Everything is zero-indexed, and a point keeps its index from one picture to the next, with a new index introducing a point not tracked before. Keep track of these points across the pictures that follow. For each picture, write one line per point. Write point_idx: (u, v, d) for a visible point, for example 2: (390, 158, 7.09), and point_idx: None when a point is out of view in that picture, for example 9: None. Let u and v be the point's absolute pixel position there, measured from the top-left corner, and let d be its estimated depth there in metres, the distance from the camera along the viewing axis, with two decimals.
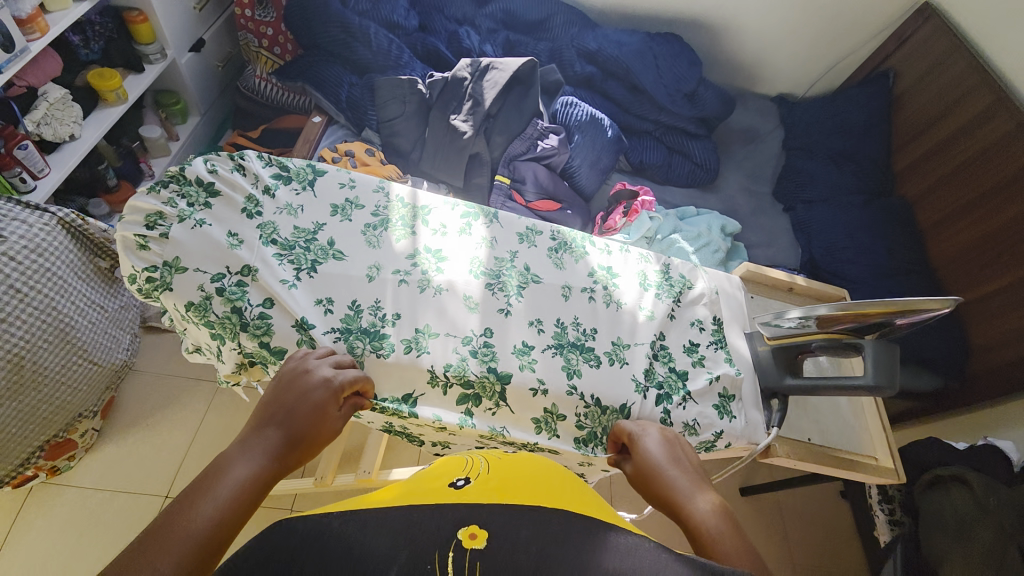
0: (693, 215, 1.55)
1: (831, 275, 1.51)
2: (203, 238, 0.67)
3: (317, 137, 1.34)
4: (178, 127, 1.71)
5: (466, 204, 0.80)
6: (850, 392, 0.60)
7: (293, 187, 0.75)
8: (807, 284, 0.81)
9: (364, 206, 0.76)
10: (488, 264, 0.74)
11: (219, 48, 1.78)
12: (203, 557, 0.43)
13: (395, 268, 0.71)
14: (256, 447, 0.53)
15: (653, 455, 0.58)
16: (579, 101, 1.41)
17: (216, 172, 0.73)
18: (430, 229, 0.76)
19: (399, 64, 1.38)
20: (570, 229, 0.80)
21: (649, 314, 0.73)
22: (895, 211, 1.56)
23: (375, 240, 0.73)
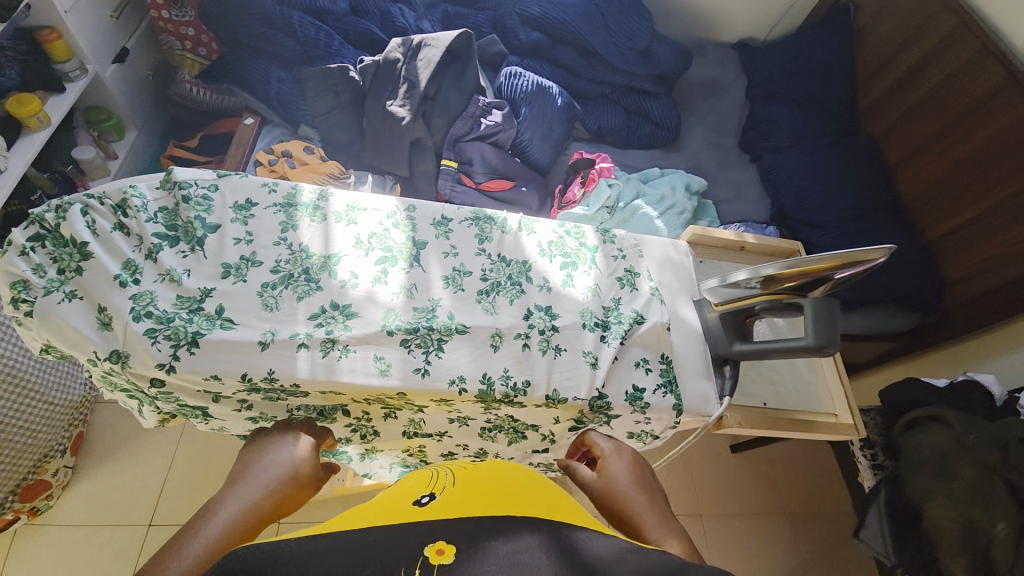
0: (657, 176, 1.50)
1: (802, 224, 1.46)
2: (74, 316, 0.52)
3: (251, 139, 1.27)
4: (115, 143, 1.64)
5: (382, 246, 0.64)
6: (792, 353, 0.57)
7: (181, 248, 0.58)
8: (758, 241, 0.77)
9: (262, 262, 0.59)
10: (408, 317, 0.59)
11: (148, 55, 1.69)
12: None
13: (297, 333, 0.56)
14: (236, 492, 0.51)
15: (614, 476, 0.58)
16: (523, 71, 1.34)
17: (98, 231, 0.56)
18: (340, 281, 0.60)
19: (330, 53, 1.31)
20: (507, 265, 0.66)
21: (593, 360, 0.61)
22: (863, 151, 1.51)
23: (274, 303, 0.57)
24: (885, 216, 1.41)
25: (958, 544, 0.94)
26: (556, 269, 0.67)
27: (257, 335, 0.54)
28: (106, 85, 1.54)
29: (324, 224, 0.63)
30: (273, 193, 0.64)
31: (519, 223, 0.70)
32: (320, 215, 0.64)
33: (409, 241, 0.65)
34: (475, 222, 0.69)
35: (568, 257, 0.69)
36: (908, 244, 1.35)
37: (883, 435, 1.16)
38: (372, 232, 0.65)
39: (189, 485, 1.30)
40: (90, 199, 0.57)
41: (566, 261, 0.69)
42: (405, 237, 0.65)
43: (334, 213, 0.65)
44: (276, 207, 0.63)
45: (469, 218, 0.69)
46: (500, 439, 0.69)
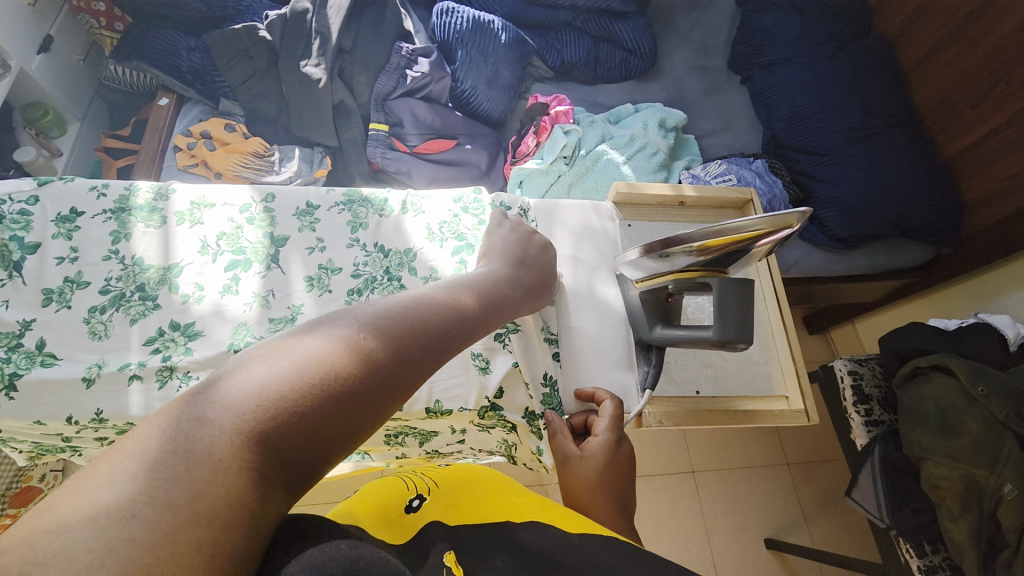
0: (629, 114, 1.32)
1: (797, 152, 1.24)
2: None
3: (169, 122, 1.17)
4: (58, 141, 1.25)
5: (233, 249, 0.55)
6: (699, 343, 0.49)
7: None
8: (700, 194, 0.65)
9: (90, 283, 0.52)
10: (260, 331, 0.51)
11: (75, 33, 1.30)
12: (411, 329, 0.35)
13: (129, 364, 0.49)
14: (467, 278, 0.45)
15: (596, 474, 0.46)
16: (457, 6, 1.15)
17: None
18: (181, 296, 0.52)
19: (239, 11, 1.17)
20: (385, 256, 0.57)
21: (483, 365, 0.50)
22: (869, 57, 1.27)
23: (104, 329, 0.50)
24: (896, 132, 1.20)
25: (961, 506, 0.83)
26: (446, 257, 0.57)
27: (80, 370, 0.47)
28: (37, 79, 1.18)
29: (163, 229, 0.55)
30: (103, 198, 0.56)
31: (402, 205, 0.60)
32: (159, 219, 0.56)
33: (265, 239, 0.56)
34: (347, 207, 0.59)
35: (463, 241, 0.59)
36: (925, 166, 1.15)
37: (882, 386, 1.04)
38: (221, 232, 0.56)
39: None
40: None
41: (459, 244, 0.58)
42: (261, 234, 0.56)
43: (176, 213, 0.56)
44: (106, 214, 0.55)
45: (340, 203, 0.59)
46: (410, 442, 0.60)
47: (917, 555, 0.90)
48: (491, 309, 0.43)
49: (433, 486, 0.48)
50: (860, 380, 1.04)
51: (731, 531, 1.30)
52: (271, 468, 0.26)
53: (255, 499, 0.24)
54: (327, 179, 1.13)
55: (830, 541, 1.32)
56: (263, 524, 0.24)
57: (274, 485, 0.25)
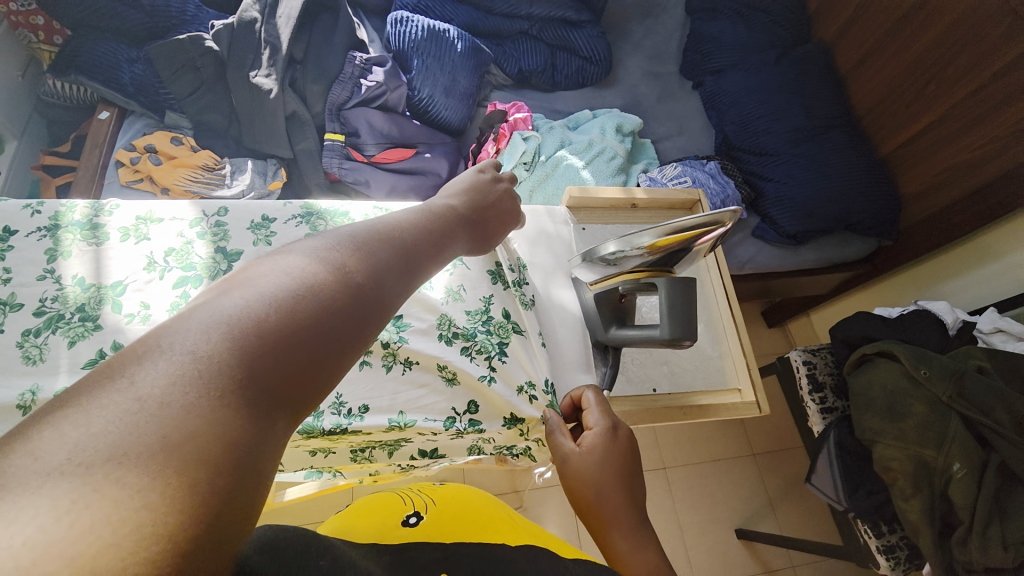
0: (587, 120, 1.35)
1: (747, 153, 1.30)
2: None
3: (110, 136, 1.11)
4: None
5: (182, 264, 0.52)
6: (650, 343, 0.50)
7: None
8: (651, 196, 0.66)
9: (24, 304, 0.48)
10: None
11: (12, 48, 1.23)
12: (374, 259, 0.33)
13: (66, 388, 0.46)
14: (419, 212, 0.43)
15: (594, 467, 0.45)
16: (411, 16, 1.15)
17: None
18: (125, 316, 0.49)
19: (184, 22, 1.13)
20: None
21: (450, 376, 0.51)
22: (807, 62, 1.34)
23: (39, 353, 0.47)
24: (837, 132, 1.26)
25: (912, 485, 0.87)
26: None
27: (13, 396, 0.44)
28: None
29: (104, 246, 0.52)
30: (37, 216, 0.52)
31: (366, 218, 0.59)
32: (100, 235, 0.53)
33: (217, 253, 0.54)
34: (306, 219, 0.57)
35: None
36: (865, 163, 1.22)
37: (834, 374, 1.09)
38: (170, 248, 0.53)
39: None
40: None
41: None
42: (213, 250, 0.54)
43: (119, 229, 0.53)
44: (41, 232, 0.52)
45: (299, 215, 0.57)
46: (379, 455, 0.57)
47: (875, 535, 0.94)
48: (439, 234, 0.43)
49: (432, 503, 0.50)
50: (814, 370, 1.08)
51: (702, 524, 1.33)
52: (259, 399, 0.24)
53: (249, 429, 0.22)
54: (282, 191, 1.10)
55: (797, 528, 1.36)
56: (267, 446, 0.23)
57: (269, 412, 0.24)
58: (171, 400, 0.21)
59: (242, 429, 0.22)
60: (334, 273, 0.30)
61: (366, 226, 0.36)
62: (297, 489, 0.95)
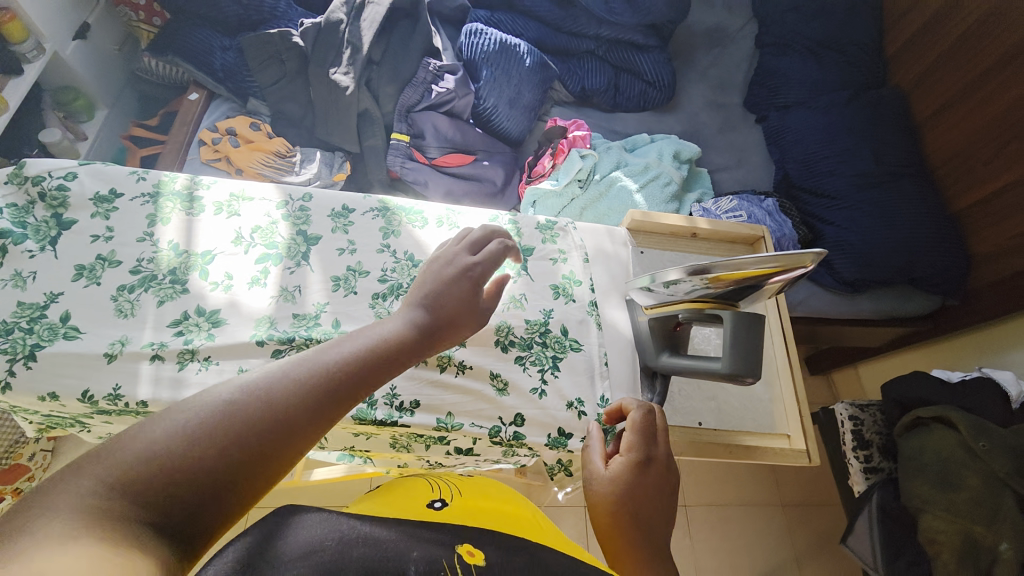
0: (645, 144, 1.35)
1: (808, 193, 1.26)
2: None
3: (197, 116, 1.19)
4: (85, 126, 1.34)
5: (265, 242, 0.56)
6: (707, 375, 0.50)
7: (29, 248, 0.52)
8: (713, 228, 0.66)
9: (122, 262, 0.53)
10: (284, 326, 0.53)
11: (114, 26, 1.40)
12: (337, 378, 0.35)
13: (151, 344, 0.50)
14: (403, 312, 0.43)
15: (621, 496, 0.43)
16: (485, 28, 1.19)
17: None
18: (209, 283, 0.53)
19: (275, 17, 1.20)
20: (415, 265, 0.58)
21: (501, 386, 0.53)
22: (882, 106, 1.30)
23: (131, 307, 0.51)
24: (907, 181, 1.21)
25: (958, 563, 0.81)
26: None
27: (104, 345, 0.49)
28: (68, 63, 1.27)
29: (197, 217, 0.56)
30: (142, 182, 0.57)
31: (437, 218, 0.61)
32: (196, 206, 0.57)
33: (297, 236, 0.57)
34: (381, 213, 0.60)
35: None
36: (934, 216, 1.16)
37: (883, 434, 1.03)
38: (255, 226, 0.57)
39: None
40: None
41: None
42: (294, 232, 0.57)
43: (213, 203, 0.57)
44: (144, 198, 0.56)
45: (375, 209, 0.60)
46: (417, 447, 0.60)
47: None
48: (415, 337, 0.42)
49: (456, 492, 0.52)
50: (861, 427, 1.02)
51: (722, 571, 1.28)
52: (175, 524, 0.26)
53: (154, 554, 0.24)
54: (345, 183, 1.14)
55: None
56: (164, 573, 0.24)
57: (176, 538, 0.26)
58: (92, 522, 0.24)
59: (147, 554, 0.24)
60: (288, 394, 0.32)
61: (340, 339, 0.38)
62: (326, 471, 0.99)
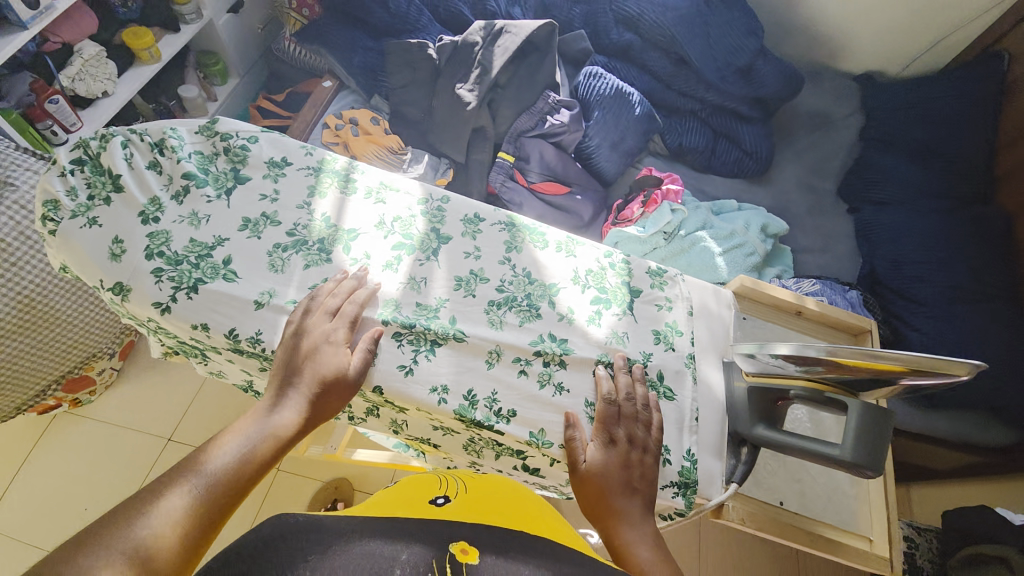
0: (732, 210, 1.35)
1: (893, 294, 1.23)
2: (89, 242, 0.54)
3: (326, 102, 1.30)
4: (218, 88, 1.57)
5: (403, 232, 0.61)
6: (819, 458, 0.49)
7: (206, 192, 0.59)
8: (820, 309, 0.66)
9: (281, 223, 0.59)
10: (407, 312, 0.57)
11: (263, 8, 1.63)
12: (226, 489, 0.44)
13: (292, 301, 0.55)
14: (273, 410, 0.50)
15: (601, 471, 0.50)
16: (605, 73, 1.25)
17: (132, 165, 0.58)
18: (350, 259, 0.59)
19: (416, 28, 1.30)
20: (530, 282, 0.61)
21: (594, 416, 0.55)
22: (994, 223, 1.24)
23: (281, 264, 0.57)
24: (1004, 305, 1.16)
25: None
26: (585, 302, 0.61)
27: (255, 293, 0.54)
28: (218, 33, 1.49)
29: (350, 197, 0.62)
30: (309, 156, 0.64)
31: (556, 243, 0.65)
32: (350, 187, 0.63)
33: (431, 232, 0.62)
34: (507, 228, 0.64)
35: (603, 294, 0.62)
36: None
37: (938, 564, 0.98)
38: (397, 215, 0.62)
39: (209, 415, 1.36)
40: (133, 134, 0.59)
41: (599, 296, 0.62)
42: (429, 228, 0.62)
43: (364, 188, 0.63)
44: (309, 170, 0.62)
45: (503, 223, 0.64)
46: (486, 454, 0.64)
47: None
48: (286, 430, 0.50)
49: (461, 490, 0.59)
50: (913, 550, 0.98)
51: None
52: None
53: None
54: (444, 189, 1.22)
55: None
56: None
57: None
58: None
59: None
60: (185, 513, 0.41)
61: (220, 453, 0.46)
62: (367, 454, 1.03)
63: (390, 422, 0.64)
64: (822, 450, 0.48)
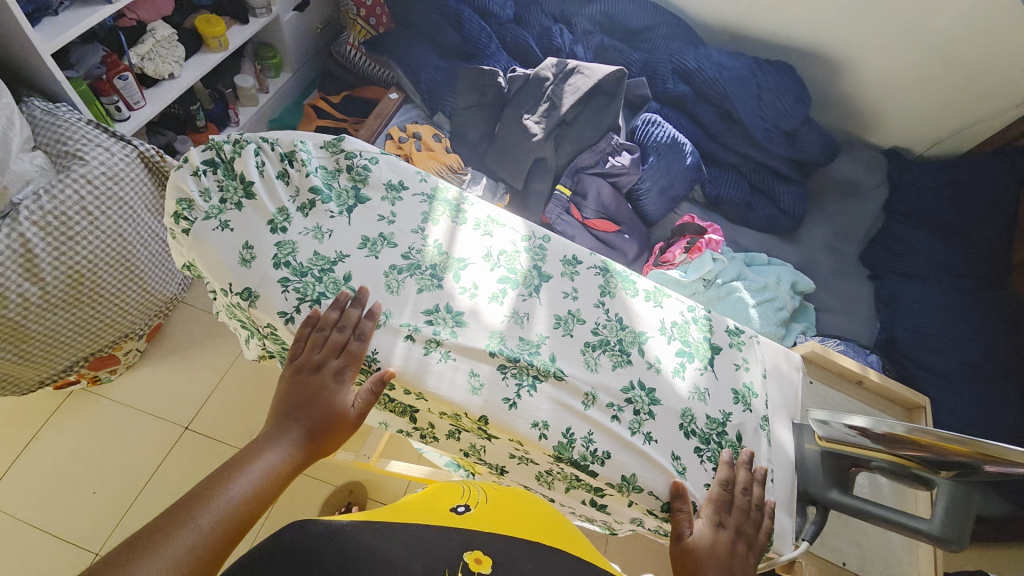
0: (762, 263, 1.40)
1: (909, 363, 1.30)
2: (222, 246, 0.56)
3: (390, 113, 1.33)
4: (270, 81, 1.56)
5: (508, 266, 0.64)
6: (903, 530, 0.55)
7: (330, 208, 0.61)
8: (880, 381, 0.71)
9: (396, 245, 0.61)
10: (512, 344, 0.59)
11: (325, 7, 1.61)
12: (232, 525, 0.44)
13: (407, 325, 0.58)
14: (276, 442, 0.50)
15: (705, 549, 0.53)
16: (663, 122, 1.31)
17: (263, 173, 0.61)
18: (459, 287, 0.61)
19: (486, 54, 1.35)
20: (622, 328, 0.64)
21: (680, 466, 0.58)
22: (1006, 307, 1.32)
23: (396, 286, 0.59)
24: (1011, 386, 1.23)
25: None
26: (672, 353, 0.64)
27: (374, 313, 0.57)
28: (281, 29, 1.47)
29: (460, 226, 0.65)
30: (424, 182, 0.66)
31: (646, 292, 0.68)
32: (460, 217, 0.66)
33: (534, 269, 0.65)
34: (602, 273, 0.67)
35: (687, 347, 0.66)
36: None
37: None
38: (503, 249, 0.65)
39: (233, 404, 1.31)
40: (264, 143, 0.62)
41: (684, 348, 0.66)
42: (532, 265, 0.65)
43: (474, 219, 0.66)
44: (424, 196, 0.65)
45: (598, 267, 0.68)
46: (556, 486, 0.66)
47: None
48: (288, 461, 0.50)
49: (482, 500, 0.61)
50: None
51: None
52: None
53: None
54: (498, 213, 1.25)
55: None
56: None
57: None
58: None
59: None
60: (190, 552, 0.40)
61: (224, 489, 0.45)
62: (403, 466, 1.06)
63: (469, 447, 0.65)
64: (911, 525, 0.53)
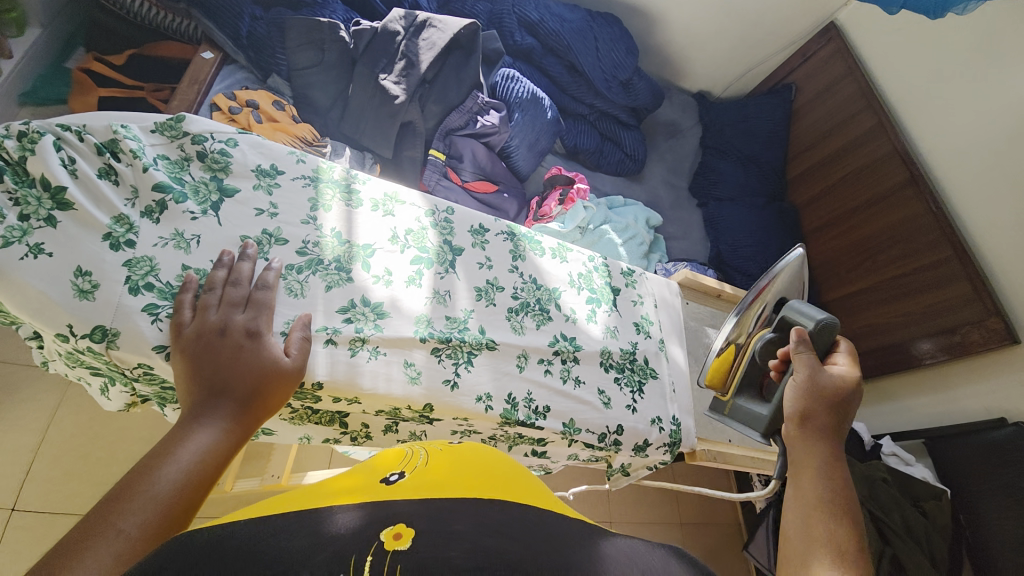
0: (621, 205, 1.55)
1: (735, 270, 1.60)
2: (37, 277, 0.42)
3: (209, 77, 1.08)
4: (11, 41, 1.12)
5: (418, 245, 0.61)
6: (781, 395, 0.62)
7: (189, 208, 0.50)
8: (733, 291, 0.88)
9: (287, 241, 0.54)
10: (440, 326, 0.58)
11: None
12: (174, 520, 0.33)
13: (323, 328, 0.52)
14: (203, 418, 0.39)
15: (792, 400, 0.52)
16: (521, 77, 1.32)
17: (77, 174, 0.47)
18: (372, 276, 0.56)
19: (316, 3, 1.17)
20: (538, 288, 0.67)
21: (606, 400, 0.66)
22: (791, 215, 1.68)
23: (299, 288, 0.52)
24: None
25: None
26: (583, 303, 0.70)
27: (281, 323, 0.50)
28: None
29: (357, 209, 0.59)
30: (302, 164, 0.58)
31: (551, 249, 0.72)
32: (354, 199, 0.59)
33: (444, 245, 0.63)
34: (510, 238, 0.69)
35: (594, 294, 0.72)
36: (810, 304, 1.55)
37: None
38: (408, 228, 0.61)
39: (68, 468, 1.03)
40: (65, 132, 0.47)
41: (592, 296, 0.72)
42: (441, 240, 0.63)
43: (370, 200, 0.60)
44: (306, 180, 0.57)
45: (505, 233, 0.69)
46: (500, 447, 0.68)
47: None
48: (227, 434, 0.40)
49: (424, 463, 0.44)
50: None
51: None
52: None
53: None
54: None
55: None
56: None
57: None
58: None
59: None
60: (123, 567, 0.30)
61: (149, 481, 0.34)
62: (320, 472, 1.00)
63: (409, 436, 0.63)
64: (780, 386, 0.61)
